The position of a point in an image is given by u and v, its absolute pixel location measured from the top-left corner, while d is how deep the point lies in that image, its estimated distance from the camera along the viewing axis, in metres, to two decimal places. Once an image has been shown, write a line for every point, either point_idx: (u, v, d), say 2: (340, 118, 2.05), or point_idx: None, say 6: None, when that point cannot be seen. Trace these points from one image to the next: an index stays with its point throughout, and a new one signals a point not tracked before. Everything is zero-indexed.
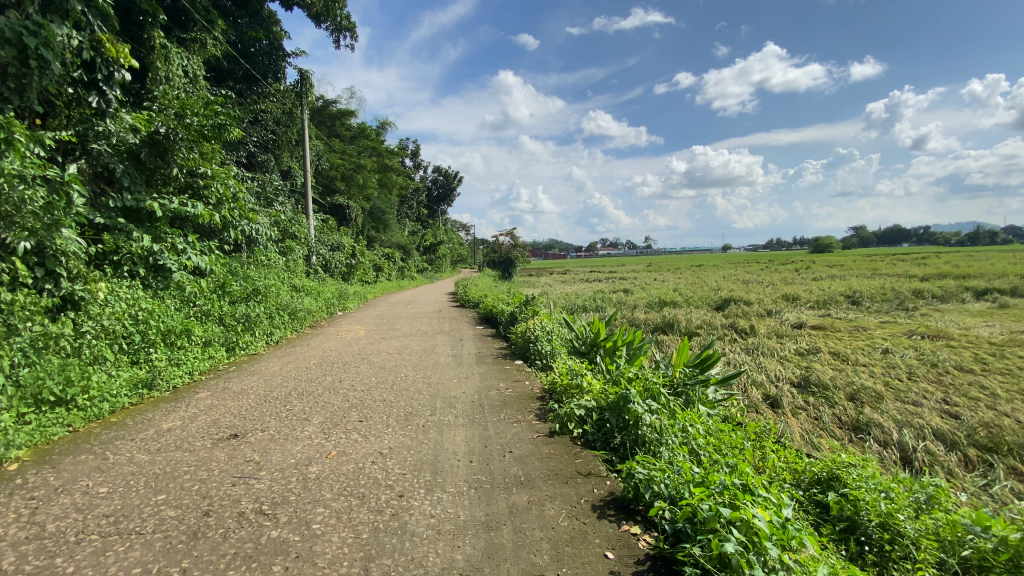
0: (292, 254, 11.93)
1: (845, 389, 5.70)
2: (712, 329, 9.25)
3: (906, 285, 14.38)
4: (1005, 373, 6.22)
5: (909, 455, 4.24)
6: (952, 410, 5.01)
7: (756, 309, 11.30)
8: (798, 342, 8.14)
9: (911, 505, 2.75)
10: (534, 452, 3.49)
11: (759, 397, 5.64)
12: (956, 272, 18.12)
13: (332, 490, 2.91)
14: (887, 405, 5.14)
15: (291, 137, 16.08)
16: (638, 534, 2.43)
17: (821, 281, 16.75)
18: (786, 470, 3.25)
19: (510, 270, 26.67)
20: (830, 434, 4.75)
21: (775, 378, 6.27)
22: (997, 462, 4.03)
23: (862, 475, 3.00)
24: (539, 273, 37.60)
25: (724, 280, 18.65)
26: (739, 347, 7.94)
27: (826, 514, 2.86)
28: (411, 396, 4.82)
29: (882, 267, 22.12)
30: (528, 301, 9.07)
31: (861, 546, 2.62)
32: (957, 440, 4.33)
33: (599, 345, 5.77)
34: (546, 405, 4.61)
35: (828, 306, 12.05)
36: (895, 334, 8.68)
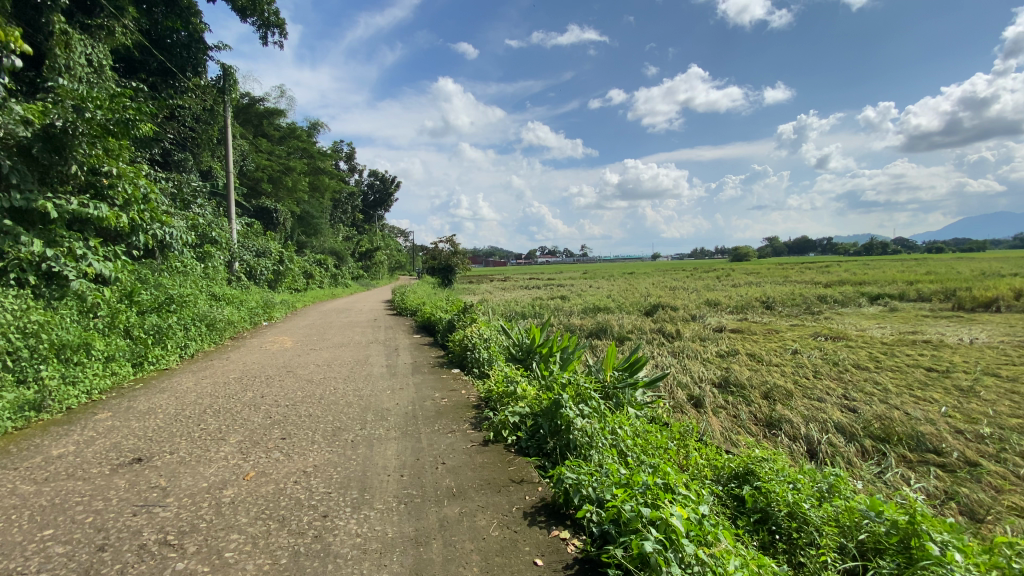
0: (212, 260, 11.14)
1: (760, 388, 6.12)
2: (642, 333, 9.64)
3: (813, 291, 15.77)
4: (894, 369, 6.95)
5: (815, 447, 4.60)
6: (850, 405, 5.52)
7: (682, 314, 11.93)
8: (719, 344, 8.68)
9: (815, 494, 2.98)
10: (467, 462, 3.45)
11: (684, 397, 5.94)
12: (855, 279, 20.12)
13: (248, 514, 2.71)
14: (796, 402, 5.58)
15: (212, 136, 15.07)
16: (567, 539, 2.46)
17: (740, 287, 18.02)
18: (707, 466, 3.43)
19: (449, 277, 26.38)
20: (747, 431, 5.07)
21: (698, 379, 6.64)
22: (889, 450, 4.43)
23: (773, 468, 3.22)
24: (479, 280, 37.53)
25: (654, 286, 19.57)
26: (666, 350, 8.34)
27: (742, 507, 3.03)
28: (340, 410, 4.62)
29: (792, 274, 24.12)
30: (466, 308, 9.02)
31: (772, 535, 2.80)
32: (855, 432, 4.77)
33: (535, 352, 5.83)
34: (480, 413, 4.58)
35: (746, 311, 12.91)
36: (803, 336, 9.46)
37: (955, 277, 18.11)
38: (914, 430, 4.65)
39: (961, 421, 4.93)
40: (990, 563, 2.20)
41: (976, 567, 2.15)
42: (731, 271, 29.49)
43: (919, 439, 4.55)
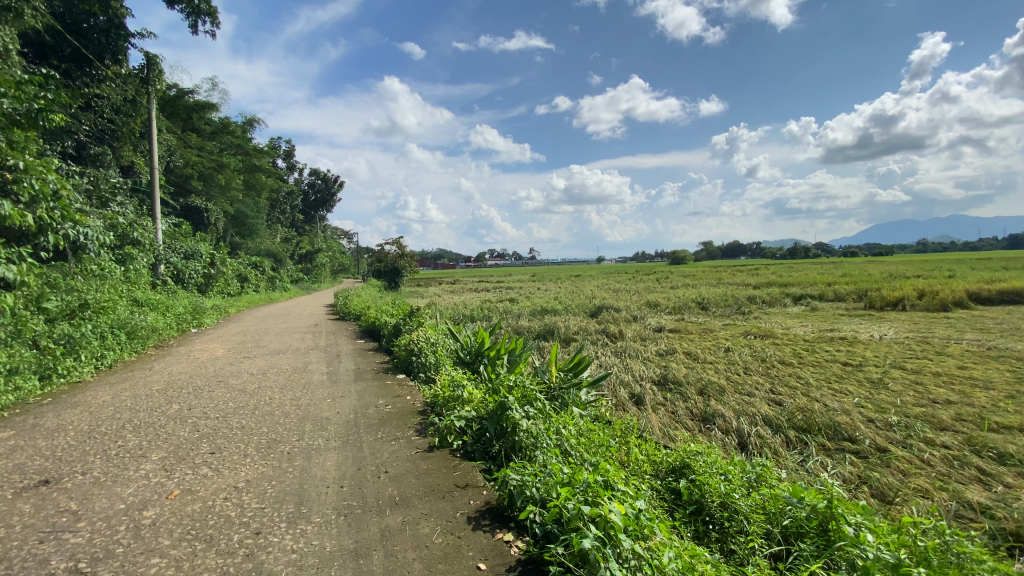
0: (133, 263, 10.32)
1: (696, 385, 6.42)
2: (587, 334, 9.87)
3: (744, 292, 16.79)
4: (814, 364, 7.52)
5: (746, 440, 4.88)
6: (776, 398, 5.91)
7: (624, 315, 12.34)
8: (659, 344, 9.04)
9: (744, 484, 3.16)
10: (411, 469, 3.39)
11: (626, 396, 6.15)
12: (781, 281, 21.66)
13: (172, 535, 2.53)
14: (728, 397, 5.92)
15: (135, 129, 13.98)
16: (510, 541, 2.47)
17: (679, 289, 18.88)
18: (646, 462, 3.55)
19: (396, 280, 25.81)
20: (684, 426, 5.31)
21: (639, 377, 6.89)
22: (810, 440, 4.78)
23: (707, 461, 3.38)
24: (426, 283, 37.03)
25: (599, 289, 20.14)
26: (609, 350, 8.59)
27: (678, 500, 3.16)
28: (275, 421, 4.40)
29: (725, 276, 25.54)
30: (412, 312, 8.88)
31: (706, 525, 2.94)
32: (781, 424, 5.11)
33: (482, 355, 5.79)
34: (426, 418, 4.51)
35: (684, 311, 13.52)
36: (735, 335, 10.05)
37: (867, 279, 19.84)
38: (831, 420, 5.04)
39: (871, 411, 5.39)
40: (893, 540, 2.42)
41: (882, 545, 2.35)
42: (671, 273, 30.77)
43: (836, 429, 4.92)
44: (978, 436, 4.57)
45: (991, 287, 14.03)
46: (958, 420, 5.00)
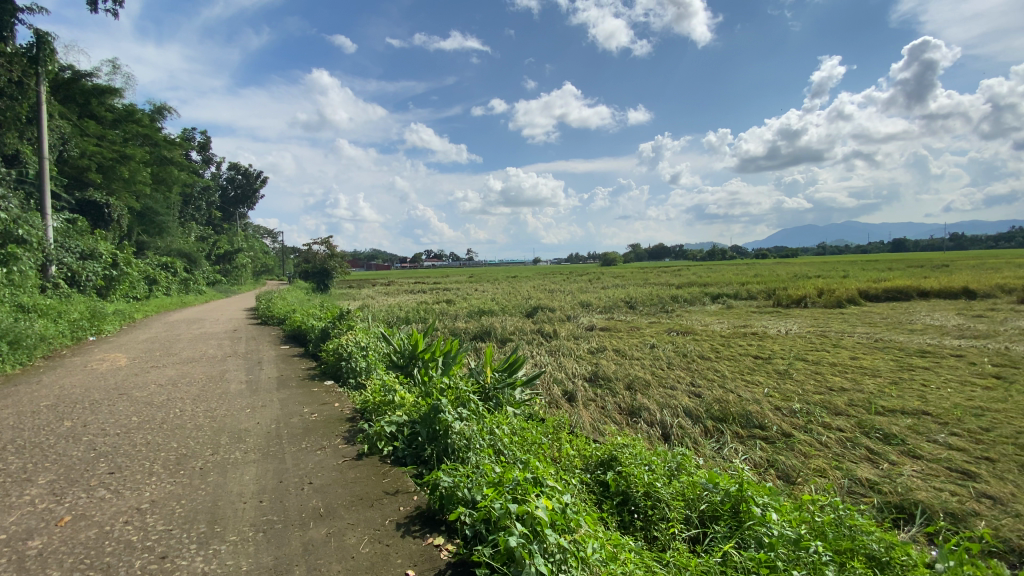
0: (17, 263, 9.13)
1: (624, 381, 6.69)
2: (523, 334, 10.00)
3: (668, 292, 17.77)
4: (729, 358, 8.11)
5: (669, 430, 5.16)
6: (696, 391, 6.31)
7: (558, 314, 12.64)
8: (590, 342, 9.35)
9: (667, 473, 3.34)
10: (337, 479, 3.27)
11: (559, 393, 6.30)
12: (700, 281, 23.17)
13: (61, 566, 2.27)
14: (653, 391, 6.23)
15: (19, 113, 12.41)
16: (440, 545, 2.46)
17: (609, 289, 19.64)
18: (577, 457, 3.65)
19: (325, 282, 24.75)
20: (613, 420, 5.52)
21: (571, 375, 7.08)
22: (725, 428, 5.13)
23: (633, 453, 3.54)
24: (358, 284, 35.83)
25: (534, 289, 20.50)
26: (543, 349, 8.76)
27: (607, 491, 3.28)
28: (187, 435, 4.07)
29: (651, 276, 26.89)
30: (342, 315, 8.57)
31: (631, 514, 3.06)
32: (700, 415, 5.45)
33: (418, 358, 5.58)
34: (355, 425, 4.36)
35: (614, 310, 14.05)
36: (660, 331, 10.62)
37: (774, 279, 21.71)
38: (744, 410, 5.45)
39: (779, 399, 5.88)
40: (794, 517, 2.65)
41: (785, 522, 2.57)
42: (602, 275, 31.87)
43: (749, 417, 5.32)
44: (866, 419, 5.12)
45: (876, 285, 15.81)
46: (850, 405, 5.59)
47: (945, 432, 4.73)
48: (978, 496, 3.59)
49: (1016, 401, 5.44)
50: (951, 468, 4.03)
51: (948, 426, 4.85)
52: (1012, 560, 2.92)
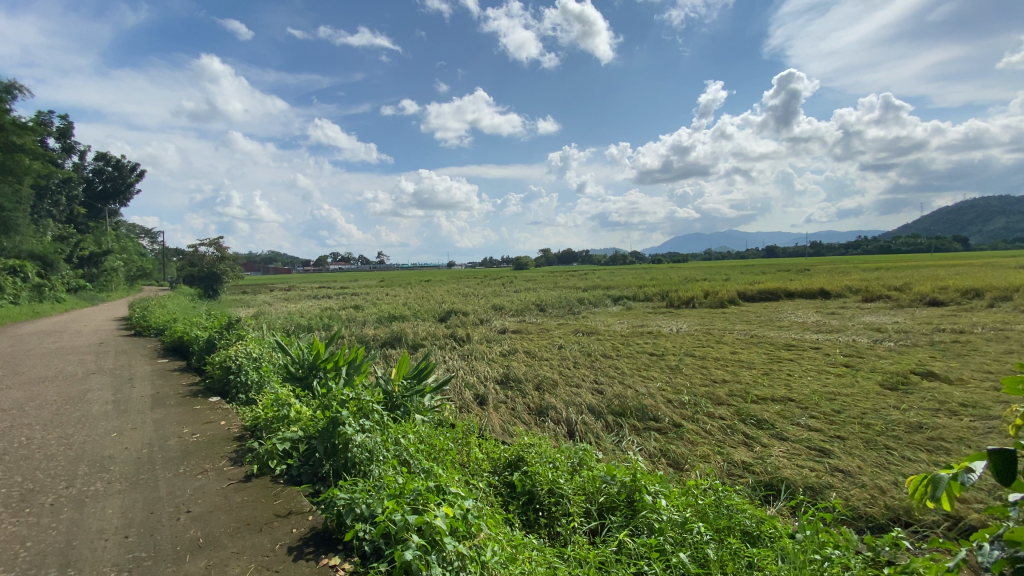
0: None
1: (533, 382, 6.85)
2: (434, 339, 9.87)
3: (575, 295, 18.58)
4: (629, 355, 8.64)
5: (574, 428, 5.35)
6: (599, 388, 6.63)
7: (471, 318, 12.64)
8: (501, 345, 9.46)
9: (570, 470, 3.45)
10: (221, 505, 2.98)
11: (469, 397, 6.29)
12: (606, 284, 24.49)
13: None
14: (560, 390, 6.45)
15: None
16: (336, 565, 2.34)
17: (521, 293, 20.05)
18: (485, 460, 3.66)
19: (216, 287, 22.55)
20: (521, 420, 5.63)
21: (482, 378, 7.11)
22: (624, 422, 5.43)
23: (539, 453, 3.61)
24: (255, 290, 33.13)
25: (446, 293, 20.33)
26: (454, 353, 8.71)
27: (513, 492, 3.32)
28: (33, 467, 3.48)
29: (561, 281, 27.88)
30: (233, 323, 7.85)
31: (536, 512, 3.11)
32: (602, 411, 5.73)
33: (317, 368, 5.24)
34: (244, 445, 4.01)
35: (525, 313, 14.35)
36: (567, 333, 11.04)
37: (669, 282, 23.64)
38: (640, 404, 5.82)
39: (671, 393, 6.37)
40: (681, 501, 2.85)
41: (672, 507, 2.77)
42: (514, 278, 32.49)
43: (645, 411, 5.68)
44: (743, 407, 5.71)
45: (752, 287, 17.78)
46: (730, 395, 6.21)
47: (805, 415, 5.41)
48: (832, 470, 4.12)
49: (859, 385, 6.39)
50: (810, 447, 4.62)
51: (808, 410, 5.56)
52: (857, 524, 3.33)
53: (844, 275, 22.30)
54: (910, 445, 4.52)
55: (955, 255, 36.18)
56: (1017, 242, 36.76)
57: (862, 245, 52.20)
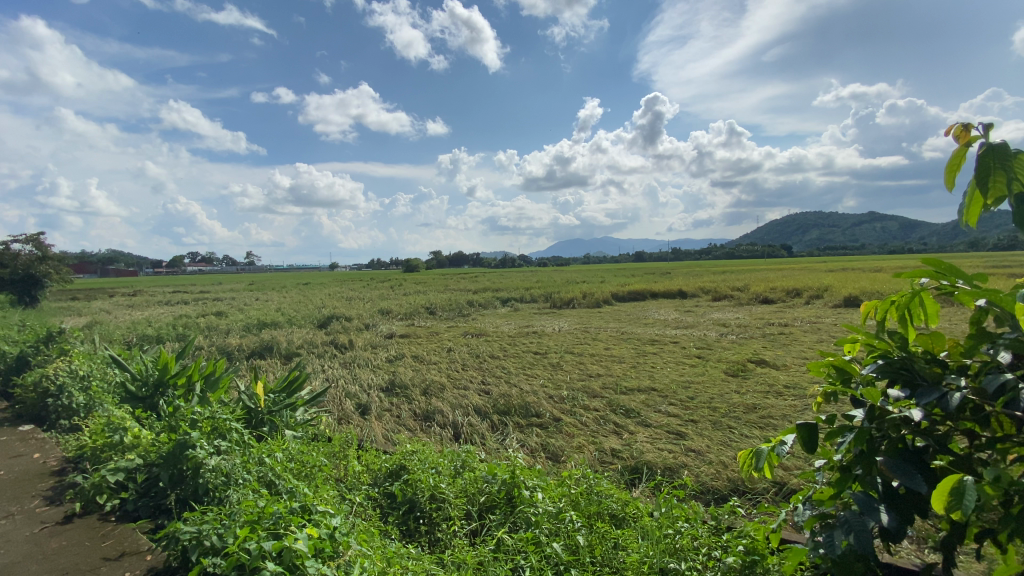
0: None
1: (420, 387, 6.70)
2: (312, 347, 9.19)
3: (465, 296, 18.65)
4: (515, 355, 8.87)
5: (459, 430, 5.33)
6: (485, 389, 6.69)
7: (354, 323, 12.00)
8: (387, 350, 9.12)
9: (452, 473, 3.38)
10: (30, 554, 2.50)
11: (350, 407, 5.97)
12: (495, 286, 24.90)
13: None
14: (447, 394, 6.39)
15: None
16: None
17: (409, 295, 19.58)
18: (363, 472, 3.48)
19: (34, 294, 18.66)
20: (405, 428, 5.47)
21: (366, 386, 6.77)
22: (509, 420, 5.54)
23: (421, 458, 3.52)
24: (90, 296, 28.09)
25: (329, 296, 19.11)
26: (334, 361, 8.19)
27: (393, 502, 3.19)
28: None
29: (451, 282, 27.78)
30: (55, 336, 6.53)
31: (416, 521, 3.02)
32: (487, 411, 5.78)
33: (166, 385, 4.58)
34: (66, 479, 3.36)
35: (412, 316, 14.01)
36: (456, 335, 11.00)
37: (554, 284, 24.77)
38: (524, 402, 5.98)
39: (553, 389, 6.65)
40: (557, 492, 2.97)
41: (548, 499, 2.88)
42: (403, 282, 31.63)
43: (527, 407, 5.84)
44: (615, 399, 6.16)
45: (625, 289, 19.37)
46: (605, 388, 6.67)
47: (666, 402, 6.01)
48: (687, 450, 4.62)
49: (709, 374, 7.26)
50: (669, 431, 5.13)
51: (668, 398, 6.17)
52: (704, 497, 3.76)
53: (699, 277, 25.25)
54: (748, 424, 5.24)
55: (783, 260, 42.98)
56: (825, 251, 44.86)
57: (714, 250, 59.68)
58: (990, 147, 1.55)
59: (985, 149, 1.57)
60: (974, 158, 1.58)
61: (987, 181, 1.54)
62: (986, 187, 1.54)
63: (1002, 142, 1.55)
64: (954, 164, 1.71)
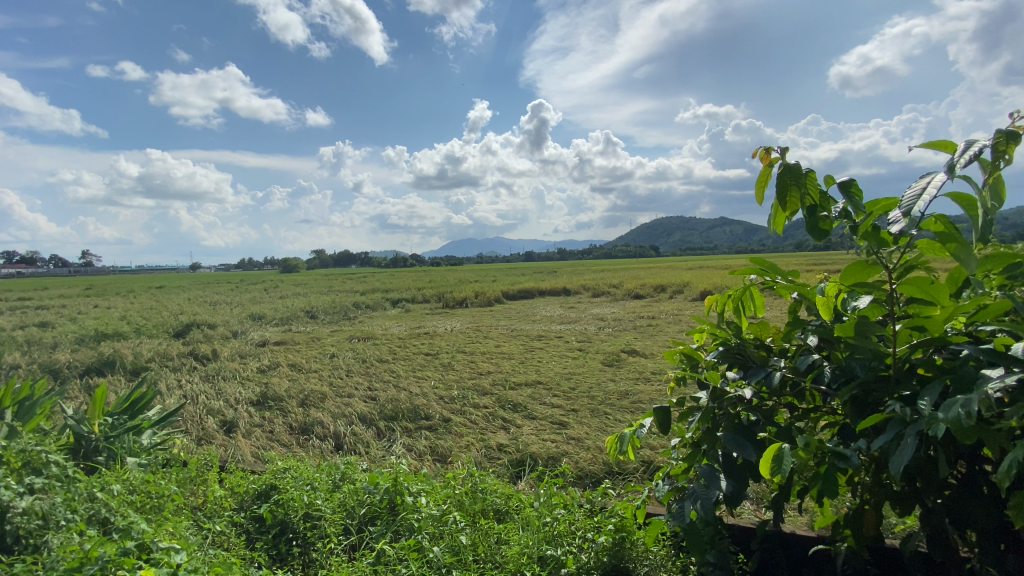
0: None
1: (297, 398, 6.21)
2: (167, 361, 8.04)
3: (350, 298, 17.73)
4: (404, 358, 8.62)
5: (342, 440, 5.04)
6: (371, 395, 6.41)
7: (220, 331, 10.76)
8: (260, 359, 8.30)
9: (329, 487, 3.16)
10: None
11: (213, 426, 5.35)
12: (384, 287, 23.99)
13: None
14: (328, 403, 6.00)
15: None
16: None
17: (288, 299, 18.12)
18: (226, 496, 3.13)
19: None
20: (279, 444, 5.03)
21: (233, 401, 6.09)
22: (396, 425, 5.35)
23: (294, 475, 3.25)
24: None
25: (190, 302, 16.90)
26: (195, 375, 7.25)
27: (262, 527, 2.91)
28: None
29: (336, 282, 26.15)
30: None
31: (289, 543, 2.78)
32: (373, 418, 5.53)
33: None
34: None
35: (291, 321, 12.93)
36: (340, 340, 10.38)
37: (445, 283, 24.55)
38: (412, 405, 5.82)
39: (442, 390, 6.58)
40: (441, 495, 2.94)
41: (431, 503, 2.83)
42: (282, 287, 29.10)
43: (416, 411, 5.69)
44: (503, 395, 6.27)
45: (514, 287, 19.94)
46: (494, 385, 6.76)
47: (550, 395, 6.27)
48: (568, 439, 4.86)
49: (589, 365, 7.73)
50: (552, 422, 5.36)
51: (552, 390, 6.44)
52: (582, 482, 3.98)
53: (583, 276, 26.80)
54: (621, 409, 5.67)
55: (655, 260, 47.24)
56: (688, 249, 50.33)
57: (595, 250, 63.75)
58: (785, 168, 1.89)
59: (783, 168, 1.91)
60: (775, 177, 1.92)
61: (784, 198, 1.90)
62: (784, 201, 1.90)
63: (794, 162, 1.89)
64: (762, 180, 2.05)
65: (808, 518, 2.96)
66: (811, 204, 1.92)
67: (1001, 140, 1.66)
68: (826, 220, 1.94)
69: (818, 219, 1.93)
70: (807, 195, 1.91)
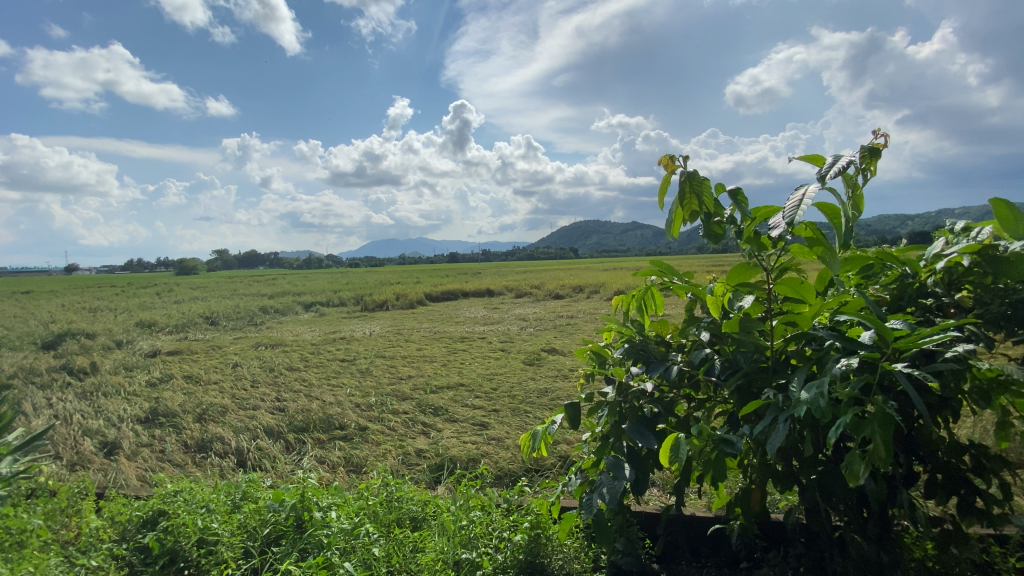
0: None
1: (193, 413, 5.67)
2: (30, 377, 6.97)
3: (258, 302, 16.51)
4: (317, 365, 8.17)
5: (245, 456, 4.69)
6: (280, 406, 6.00)
7: (100, 341, 9.53)
8: (149, 372, 7.47)
9: (226, 508, 2.91)
10: None
11: (90, 450, 4.74)
12: (297, 290, 22.63)
13: None
14: (230, 417, 5.54)
15: None
16: None
17: (185, 304, 16.49)
18: (104, 527, 2.79)
19: None
20: (172, 464, 4.57)
21: (116, 420, 5.43)
22: (307, 437, 5.05)
23: (187, 497, 2.95)
24: None
25: (61, 309, 14.80)
26: (67, 393, 6.35)
27: (148, 557, 2.63)
28: None
29: (243, 284, 24.19)
30: None
31: (180, 572, 2.54)
32: (281, 430, 5.20)
33: None
34: None
35: (187, 329, 11.77)
36: (244, 348, 9.63)
37: (364, 286, 23.60)
38: (326, 415, 5.52)
39: (359, 397, 6.31)
40: (353, 507, 2.83)
41: (342, 517, 2.71)
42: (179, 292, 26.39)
43: (330, 421, 5.41)
44: (423, 399, 6.16)
45: (436, 289, 19.71)
46: (414, 389, 6.62)
47: (471, 396, 6.25)
48: (488, 439, 4.88)
49: (509, 365, 7.80)
50: (474, 423, 5.35)
51: (474, 392, 6.42)
52: (501, 482, 4.01)
53: (506, 278, 27.10)
54: (540, 407, 5.80)
55: (574, 262, 48.86)
56: (604, 252, 52.59)
57: (518, 252, 64.62)
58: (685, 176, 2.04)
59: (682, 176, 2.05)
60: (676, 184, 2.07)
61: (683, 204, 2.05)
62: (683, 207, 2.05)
63: (693, 170, 2.04)
64: (664, 185, 2.19)
65: (706, 502, 3.19)
66: (705, 211, 2.09)
67: (868, 157, 1.91)
68: (719, 224, 2.11)
69: (711, 223, 2.10)
70: (703, 202, 2.08)
